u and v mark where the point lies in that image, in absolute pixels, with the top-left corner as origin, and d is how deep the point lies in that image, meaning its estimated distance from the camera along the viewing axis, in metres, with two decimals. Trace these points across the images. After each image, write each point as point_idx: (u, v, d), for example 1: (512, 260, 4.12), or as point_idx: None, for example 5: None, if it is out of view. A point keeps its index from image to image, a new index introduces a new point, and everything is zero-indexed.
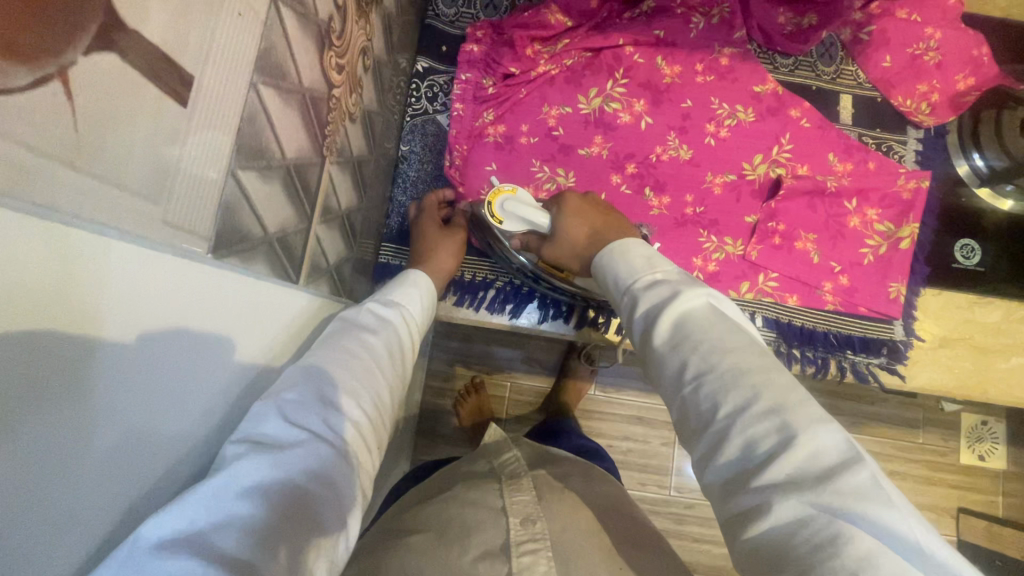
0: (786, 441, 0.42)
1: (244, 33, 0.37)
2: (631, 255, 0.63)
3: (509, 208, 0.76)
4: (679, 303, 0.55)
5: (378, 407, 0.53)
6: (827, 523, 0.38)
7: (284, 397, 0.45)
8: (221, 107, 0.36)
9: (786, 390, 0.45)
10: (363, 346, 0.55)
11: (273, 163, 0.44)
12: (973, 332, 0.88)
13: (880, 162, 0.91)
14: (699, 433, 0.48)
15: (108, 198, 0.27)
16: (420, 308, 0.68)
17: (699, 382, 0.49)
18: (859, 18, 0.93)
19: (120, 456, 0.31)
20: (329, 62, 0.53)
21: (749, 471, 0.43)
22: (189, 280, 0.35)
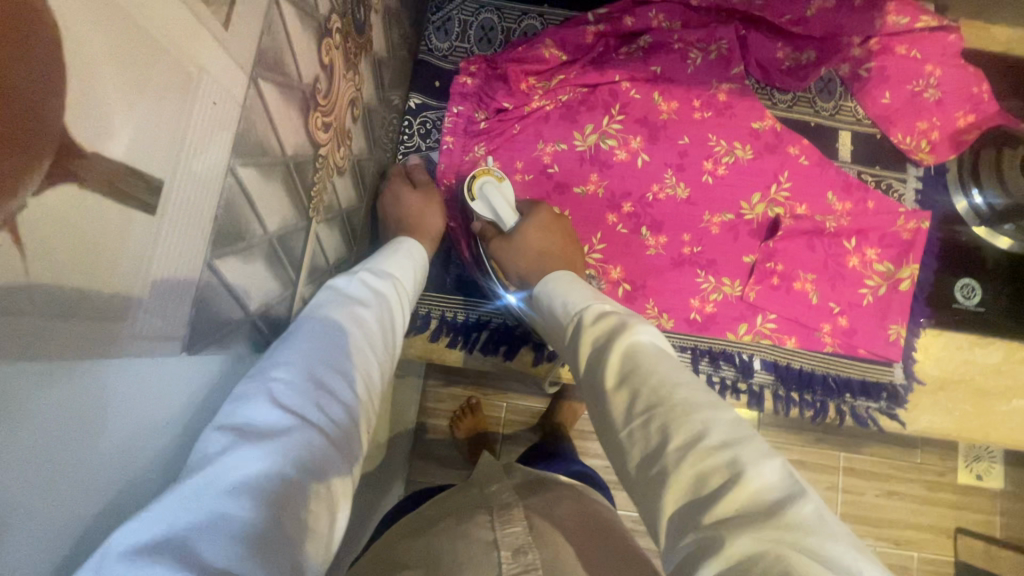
0: (733, 478, 0.40)
1: (220, 121, 0.35)
2: (574, 287, 0.64)
3: (486, 189, 0.80)
4: (629, 333, 0.53)
5: (369, 391, 0.50)
6: (775, 562, 0.34)
7: (272, 381, 0.43)
8: (195, 200, 0.34)
9: (732, 425, 0.43)
10: (354, 322, 0.52)
11: (254, 242, 0.43)
12: (972, 373, 0.87)
13: (880, 202, 0.90)
14: (646, 462, 0.44)
15: (62, 331, 0.25)
16: (410, 281, 0.65)
17: (649, 415, 0.46)
18: (858, 55, 0.91)
19: (113, 430, 0.31)
20: (315, 125, 0.51)
21: (699, 508, 0.40)
22: (179, 253, 0.34)
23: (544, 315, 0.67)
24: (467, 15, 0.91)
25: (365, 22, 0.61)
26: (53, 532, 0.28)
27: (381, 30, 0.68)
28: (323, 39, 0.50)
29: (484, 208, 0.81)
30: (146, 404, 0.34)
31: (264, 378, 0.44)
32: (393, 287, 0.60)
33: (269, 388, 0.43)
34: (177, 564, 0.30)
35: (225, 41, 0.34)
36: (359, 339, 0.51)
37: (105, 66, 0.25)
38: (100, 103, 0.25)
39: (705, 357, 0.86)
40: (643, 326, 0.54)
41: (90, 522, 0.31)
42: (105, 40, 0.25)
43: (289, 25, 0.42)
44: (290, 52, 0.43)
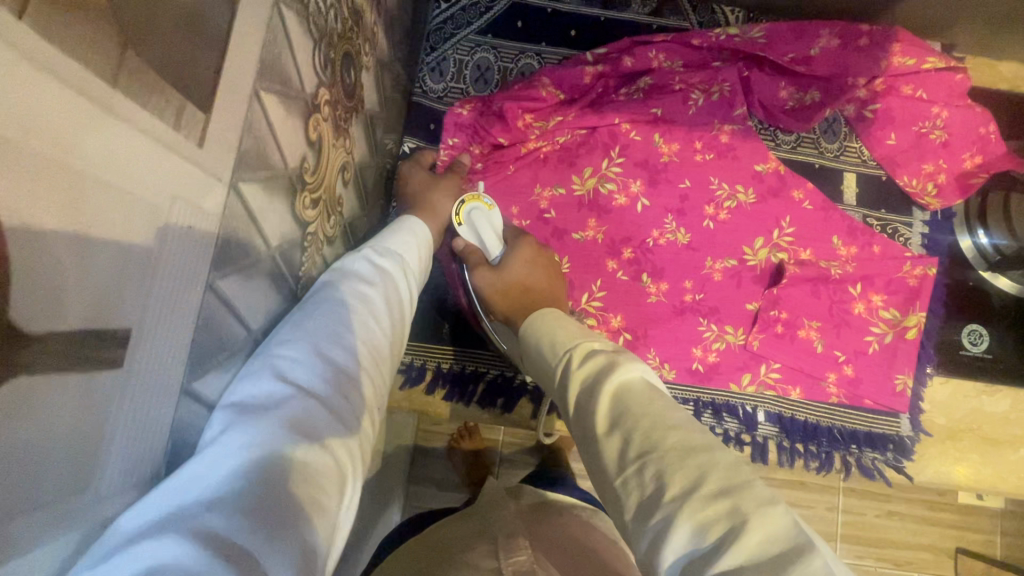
0: (736, 530, 0.33)
1: (196, 241, 0.32)
2: (562, 325, 0.58)
3: (475, 216, 0.74)
4: (617, 372, 0.46)
5: (381, 366, 0.45)
6: None
7: (277, 355, 0.39)
8: (170, 330, 0.31)
9: (732, 469, 0.37)
10: (365, 296, 0.47)
11: (238, 347, 0.40)
12: (980, 422, 0.86)
13: (885, 246, 0.88)
14: (642, 521, 0.37)
15: (23, 514, 0.23)
16: (426, 254, 0.59)
17: (642, 463, 0.39)
18: (863, 96, 0.89)
19: (125, 399, 0.28)
20: (303, 204, 0.48)
21: (700, 564, 0.33)
22: (190, 204, 0.31)
23: (532, 361, 0.59)
24: (462, 55, 0.89)
25: (356, 83, 0.58)
26: (64, 505, 0.26)
27: (373, 84, 0.65)
28: (311, 115, 0.47)
29: (469, 235, 0.75)
30: (164, 369, 0.31)
31: (269, 351, 0.39)
32: (405, 263, 0.54)
33: (273, 362, 0.38)
34: (184, 538, 0.28)
35: (200, 160, 0.31)
36: (371, 309, 0.46)
37: (60, 235, 0.23)
38: (55, 276, 0.23)
39: (708, 409, 0.84)
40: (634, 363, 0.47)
41: (109, 495, 0.29)
42: (62, 208, 0.22)
43: (271, 116, 0.39)
44: (275, 143, 0.41)
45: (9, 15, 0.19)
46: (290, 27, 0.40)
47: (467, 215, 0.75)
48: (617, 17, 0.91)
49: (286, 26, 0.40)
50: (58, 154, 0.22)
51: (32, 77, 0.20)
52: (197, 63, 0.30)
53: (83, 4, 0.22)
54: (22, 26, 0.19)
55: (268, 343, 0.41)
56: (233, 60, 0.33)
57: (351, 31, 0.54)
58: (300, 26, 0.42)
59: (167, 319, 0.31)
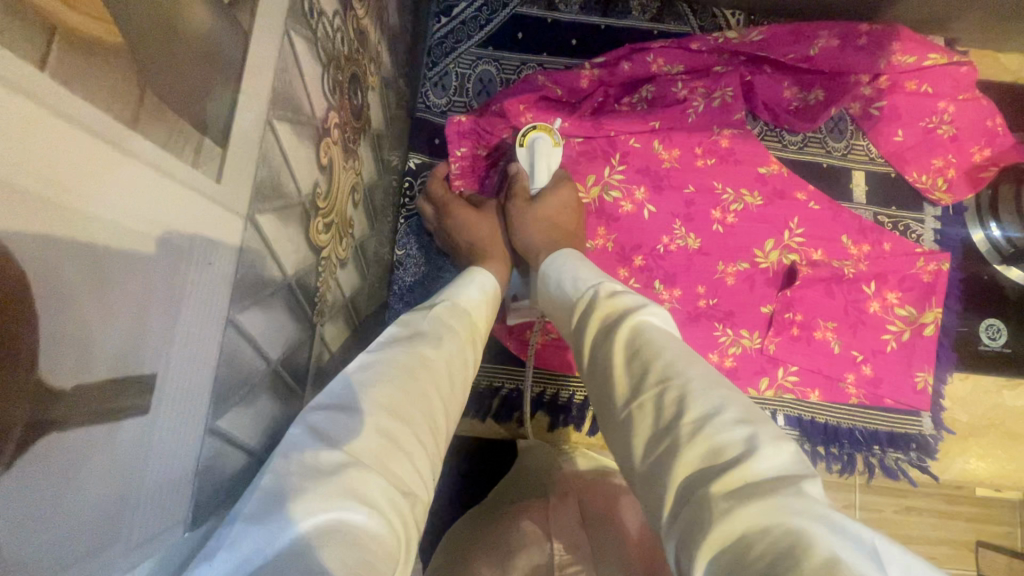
0: (747, 452, 0.32)
1: (216, 278, 0.32)
2: (587, 267, 0.56)
3: (538, 143, 0.79)
4: (636, 316, 0.45)
5: (437, 428, 0.41)
6: (783, 533, 0.28)
7: (335, 419, 0.36)
8: (193, 371, 0.31)
9: (749, 405, 0.36)
10: (426, 357, 0.44)
11: (257, 380, 0.39)
12: (1005, 417, 0.85)
13: (896, 243, 0.87)
14: (654, 444, 0.36)
15: (54, 564, 0.22)
16: (484, 313, 0.57)
17: (663, 386, 0.38)
18: (868, 93, 0.88)
19: (148, 438, 0.27)
20: (316, 230, 0.48)
21: (703, 479, 0.32)
22: (211, 230, 0.31)
23: (552, 300, 0.58)
24: (464, 68, 0.88)
25: (363, 104, 0.58)
26: (89, 545, 0.24)
27: (379, 104, 0.65)
28: (321, 139, 0.46)
29: (524, 159, 0.80)
30: (188, 413, 0.31)
31: (327, 411, 0.37)
32: (464, 322, 0.52)
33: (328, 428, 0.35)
34: None
35: (218, 195, 0.31)
36: (430, 370, 0.44)
37: (84, 285, 0.22)
38: (79, 328, 0.22)
39: None
40: (648, 301, 0.47)
41: (128, 541, 0.27)
42: (86, 255, 0.22)
43: (285, 144, 0.39)
44: (288, 171, 0.40)
45: (28, 67, 0.18)
46: (299, 54, 0.40)
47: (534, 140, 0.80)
48: (617, 25, 0.91)
49: (296, 53, 0.39)
50: (83, 203, 0.21)
51: (53, 126, 0.19)
52: (213, 99, 0.29)
53: (104, 50, 0.21)
54: (42, 75, 0.19)
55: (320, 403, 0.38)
56: (248, 90, 0.33)
57: (357, 53, 0.54)
58: (308, 53, 0.42)
59: (188, 359, 0.30)
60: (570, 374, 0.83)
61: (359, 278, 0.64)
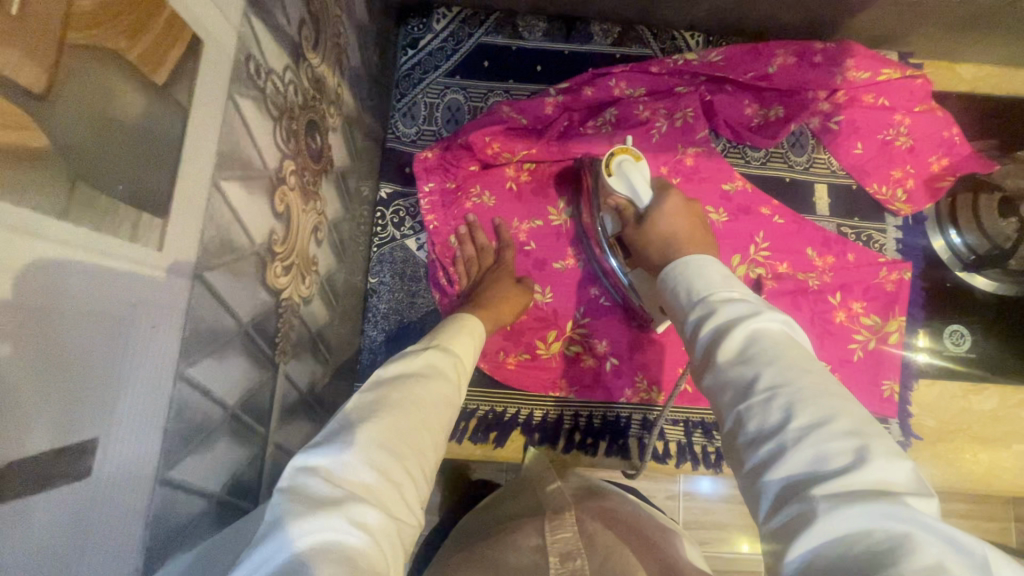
0: (858, 460, 0.35)
1: (162, 338, 0.34)
2: (705, 266, 0.53)
3: (625, 167, 0.73)
4: (756, 321, 0.45)
5: (419, 463, 0.46)
6: (885, 537, 0.31)
7: (331, 454, 0.41)
8: (140, 427, 0.33)
9: (862, 418, 0.38)
10: (410, 398, 0.49)
11: (214, 427, 0.41)
12: (969, 421, 0.87)
13: (859, 254, 0.89)
14: (754, 447, 0.39)
15: None
16: (471, 350, 0.62)
17: (772, 393, 0.40)
18: (825, 109, 0.91)
19: (92, 497, 0.29)
20: (274, 274, 0.50)
21: (810, 480, 0.35)
22: (155, 294, 0.32)
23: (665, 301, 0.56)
24: (432, 98, 0.90)
25: (323, 147, 0.60)
26: None
27: (342, 143, 0.67)
28: (276, 189, 0.48)
29: (623, 188, 0.74)
30: (135, 467, 0.32)
31: (322, 448, 0.42)
32: (452, 360, 0.57)
33: (327, 463, 0.40)
34: None
35: (161, 261, 0.33)
36: (411, 407, 0.48)
37: (19, 370, 0.24)
38: (17, 408, 0.24)
39: (697, 430, 0.85)
40: (762, 309, 0.46)
41: None
42: (20, 344, 0.24)
43: (234, 200, 0.41)
44: (238, 226, 0.42)
45: None
46: (247, 115, 0.42)
47: (619, 167, 0.74)
48: (580, 50, 0.93)
49: (242, 114, 0.41)
50: (17, 296, 0.23)
51: None
52: (152, 174, 0.31)
53: (30, 155, 0.23)
54: None
55: (315, 442, 0.43)
56: (190, 160, 0.35)
57: (314, 99, 0.56)
58: (256, 110, 0.43)
59: (138, 415, 0.32)
60: (544, 393, 0.85)
61: (328, 313, 0.66)
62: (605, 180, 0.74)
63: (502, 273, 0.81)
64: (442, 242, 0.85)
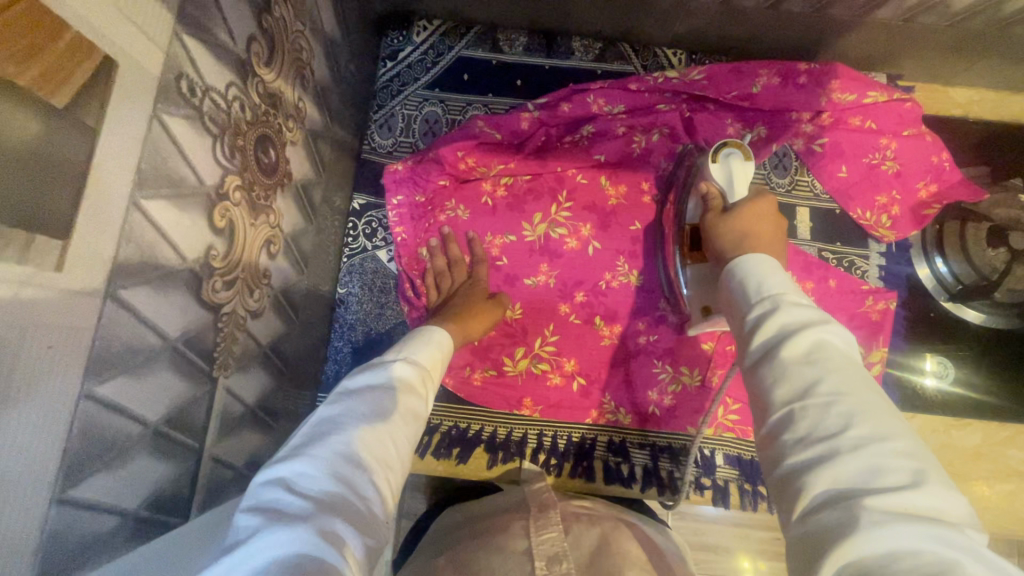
0: (914, 482, 0.34)
1: (62, 357, 0.34)
2: (776, 268, 0.51)
3: (733, 160, 0.73)
4: (827, 328, 0.43)
5: (389, 476, 0.46)
6: (933, 558, 0.31)
7: (295, 467, 0.42)
8: (35, 448, 0.32)
9: (918, 444, 0.37)
10: (382, 410, 0.49)
11: (128, 445, 0.41)
12: (949, 457, 0.84)
13: (842, 280, 0.86)
14: (799, 447, 0.38)
15: None
16: (439, 366, 0.61)
17: (834, 399, 0.39)
18: (809, 130, 0.89)
19: None
20: (213, 289, 0.50)
21: (855, 491, 0.35)
22: (54, 313, 0.32)
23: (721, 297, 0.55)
24: (410, 110, 0.90)
25: (278, 161, 0.60)
26: None
27: (303, 156, 0.67)
28: (216, 204, 0.48)
29: (719, 177, 0.74)
30: (28, 487, 0.32)
31: (290, 461, 0.42)
32: (423, 374, 0.57)
33: (291, 476, 0.41)
34: None
35: (58, 281, 0.32)
36: (378, 421, 0.48)
37: None
38: None
39: (664, 455, 0.83)
40: (831, 319, 0.45)
41: None
42: None
43: (160, 218, 0.41)
44: (165, 244, 0.42)
45: None
46: (178, 134, 0.42)
47: (727, 157, 0.74)
48: (560, 65, 0.92)
49: (171, 132, 0.41)
50: None
51: None
52: (50, 194, 0.31)
53: None
54: None
55: (281, 456, 0.44)
56: (102, 178, 0.35)
57: (266, 113, 0.56)
58: (188, 127, 0.43)
59: (38, 432, 0.32)
60: (510, 411, 0.84)
61: (283, 326, 0.67)
62: (708, 164, 0.75)
63: (474, 289, 0.80)
64: (410, 253, 0.85)
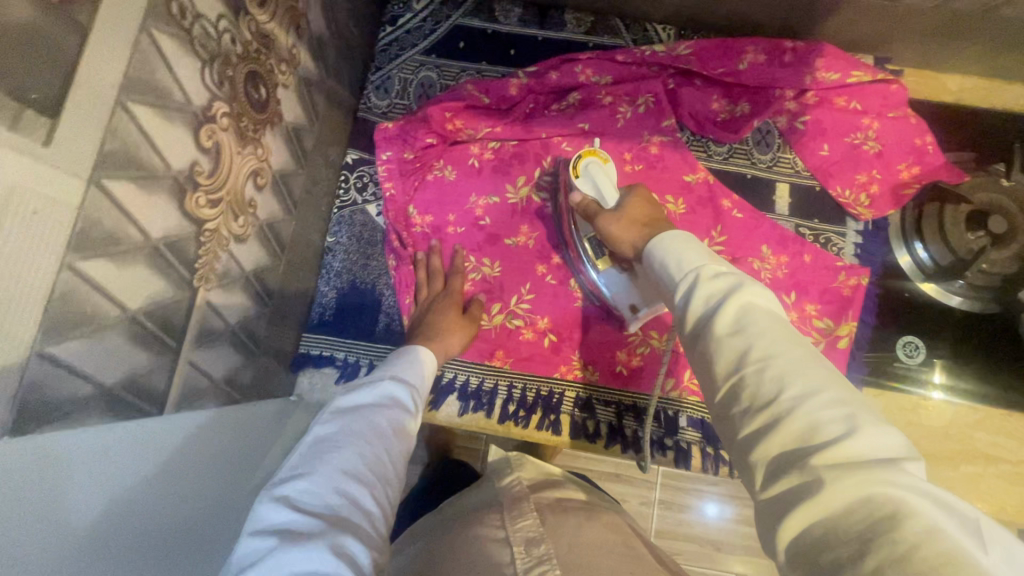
0: (848, 429, 0.35)
1: (48, 227, 0.38)
2: (692, 243, 0.53)
3: (592, 168, 0.77)
4: (748, 293, 0.45)
5: (388, 491, 0.48)
6: (881, 500, 0.31)
7: (300, 487, 0.43)
8: (20, 305, 0.37)
9: (846, 388, 0.38)
10: (375, 427, 0.52)
11: (105, 324, 0.46)
12: (915, 436, 0.85)
13: (816, 255, 0.88)
14: (749, 419, 0.39)
15: None
16: (424, 384, 0.64)
17: (764, 364, 0.40)
18: (792, 108, 0.91)
19: None
20: (196, 203, 0.54)
21: (804, 450, 0.35)
22: (43, 184, 0.37)
23: (654, 281, 0.57)
24: (407, 73, 0.95)
25: (268, 99, 0.65)
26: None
27: (295, 101, 0.72)
28: (202, 124, 0.53)
29: (587, 187, 0.77)
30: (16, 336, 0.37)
31: (293, 481, 0.43)
32: (411, 392, 0.60)
33: (295, 494, 0.42)
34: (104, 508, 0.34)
35: (47, 156, 0.37)
36: (372, 436, 0.50)
37: None
38: None
39: (629, 413, 0.86)
40: (749, 280, 0.47)
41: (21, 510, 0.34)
42: None
43: (145, 122, 0.46)
44: (149, 147, 0.47)
45: None
46: (166, 50, 0.47)
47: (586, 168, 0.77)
48: (553, 37, 0.95)
49: (160, 48, 0.46)
50: None
51: None
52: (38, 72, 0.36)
53: None
54: None
55: (281, 477, 0.44)
56: (92, 73, 0.40)
57: (256, 51, 0.61)
58: (176, 46, 0.48)
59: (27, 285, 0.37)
60: (483, 362, 0.87)
61: (268, 258, 0.72)
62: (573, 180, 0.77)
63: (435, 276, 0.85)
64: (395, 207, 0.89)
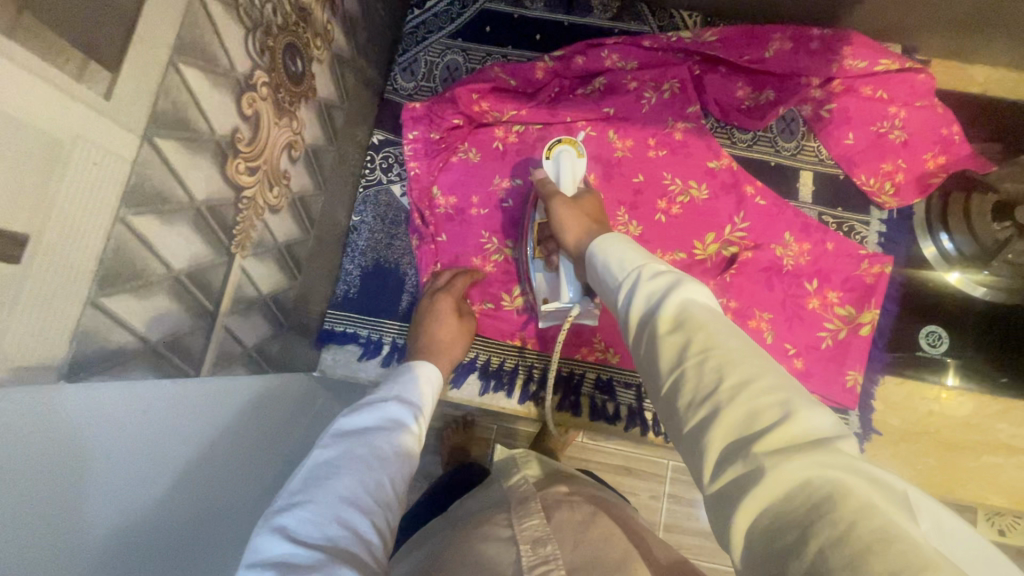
0: (784, 416, 0.34)
1: (104, 180, 0.40)
2: (632, 249, 0.54)
3: (563, 155, 0.80)
4: (684, 290, 0.44)
5: (387, 520, 0.45)
6: (820, 484, 0.30)
7: (297, 517, 0.40)
8: (75, 251, 0.38)
9: (779, 376, 0.37)
10: (378, 450, 0.49)
11: (153, 280, 0.47)
12: (937, 425, 0.85)
13: (839, 243, 0.88)
14: (692, 412, 0.38)
15: None
16: (430, 402, 0.62)
17: (703, 356, 0.39)
18: (818, 96, 0.91)
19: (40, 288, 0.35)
20: (236, 170, 0.55)
21: (746, 439, 0.34)
22: (101, 137, 0.38)
23: (599, 287, 0.57)
24: (433, 56, 0.96)
25: (304, 72, 0.66)
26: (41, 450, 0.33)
27: (328, 78, 0.73)
28: (243, 92, 0.54)
29: (552, 169, 0.81)
30: (76, 281, 0.39)
31: (291, 509, 0.41)
32: (417, 412, 0.57)
33: (292, 524, 0.40)
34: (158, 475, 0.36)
35: (106, 110, 0.38)
36: (374, 461, 0.47)
37: None
38: None
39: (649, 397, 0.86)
40: (687, 278, 0.46)
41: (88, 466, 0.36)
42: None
43: (193, 84, 0.47)
44: (196, 110, 0.48)
45: None
46: (214, 16, 0.48)
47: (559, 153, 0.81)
48: (579, 22, 0.96)
49: (208, 14, 0.48)
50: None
51: None
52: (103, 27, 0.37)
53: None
54: None
55: (278, 503, 0.42)
56: (147, 35, 0.41)
57: (294, 25, 0.62)
58: (223, 13, 0.50)
59: (82, 233, 0.39)
60: (505, 342, 0.88)
61: (298, 232, 0.73)
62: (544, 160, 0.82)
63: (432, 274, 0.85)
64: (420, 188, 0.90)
